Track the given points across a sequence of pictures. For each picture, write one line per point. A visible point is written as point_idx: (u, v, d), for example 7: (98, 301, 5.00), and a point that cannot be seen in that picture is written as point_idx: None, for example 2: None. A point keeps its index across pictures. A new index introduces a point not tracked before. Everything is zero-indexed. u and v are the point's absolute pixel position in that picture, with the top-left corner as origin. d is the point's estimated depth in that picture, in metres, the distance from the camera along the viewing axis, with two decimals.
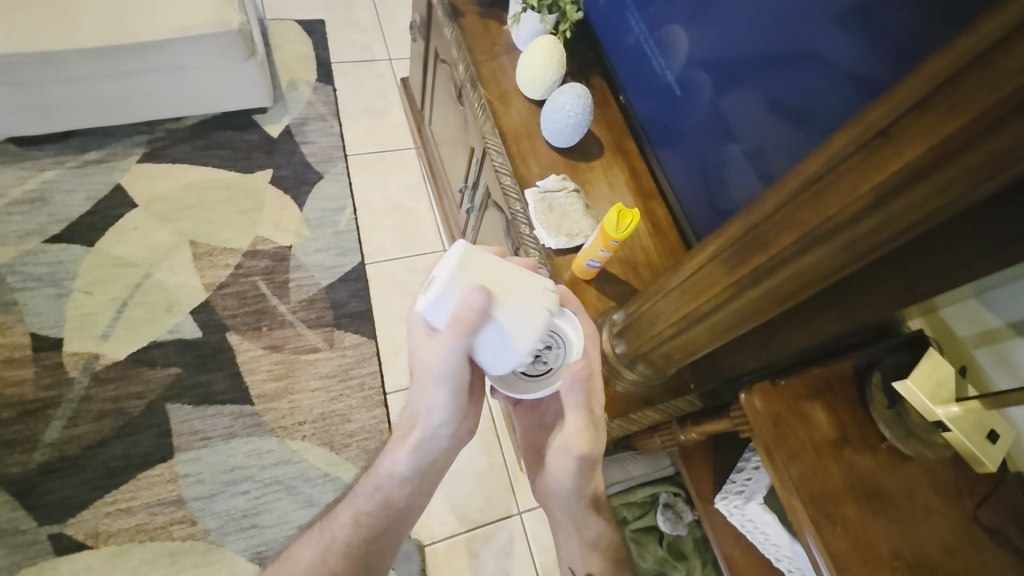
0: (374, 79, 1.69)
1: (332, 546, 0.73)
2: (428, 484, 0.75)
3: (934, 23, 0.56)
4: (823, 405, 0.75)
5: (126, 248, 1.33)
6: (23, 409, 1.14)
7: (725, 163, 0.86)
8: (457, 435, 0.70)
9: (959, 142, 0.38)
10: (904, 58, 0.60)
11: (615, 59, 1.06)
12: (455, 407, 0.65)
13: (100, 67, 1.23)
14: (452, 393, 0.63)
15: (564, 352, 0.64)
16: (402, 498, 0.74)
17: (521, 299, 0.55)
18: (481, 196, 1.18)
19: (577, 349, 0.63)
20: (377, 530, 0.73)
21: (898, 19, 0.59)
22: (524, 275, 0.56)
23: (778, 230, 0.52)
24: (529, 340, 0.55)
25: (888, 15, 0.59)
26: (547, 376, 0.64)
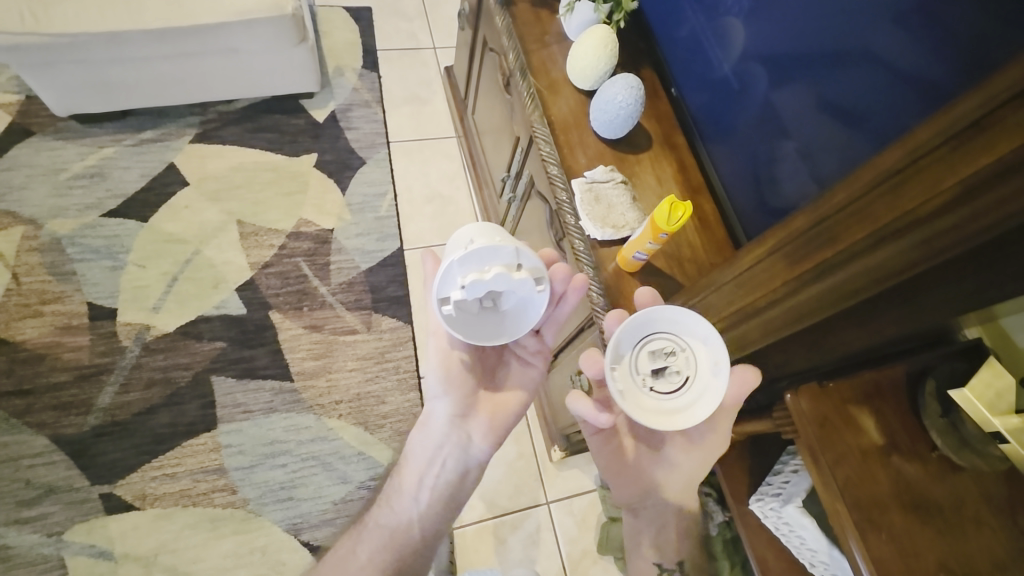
0: (418, 67, 1.71)
1: (385, 542, 0.79)
2: (442, 477, 0.80)
3: (1002, 24, 0.54)
4: (871, 411, 0.73)
5: (178, 224, 1.37)
6: (79, 373, 1.19)
7: (777, 160, 0.85)
8: (456, 419, 0.77)
9: None
10: (969, 61, 0.58)
11: (669, 51, 1.05)
12: (445, 374, 0.75)
13: (159, 47, 1.27)
14: (442, 359, 0.75)
15: (689, 354, 0.65)
16: (442, 485, 0.80)
17: (461, 242, 0.64)
18: (525, 185, 1.18)
19: (711, 357, 0.64)
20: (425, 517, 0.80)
21: (961, 17, 0.57)
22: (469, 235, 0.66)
23: (849, 224, 0.52)
24: (447, 270, 0.62)
25: (952, 16, 0.58)
26: (690, 386, 0.65)
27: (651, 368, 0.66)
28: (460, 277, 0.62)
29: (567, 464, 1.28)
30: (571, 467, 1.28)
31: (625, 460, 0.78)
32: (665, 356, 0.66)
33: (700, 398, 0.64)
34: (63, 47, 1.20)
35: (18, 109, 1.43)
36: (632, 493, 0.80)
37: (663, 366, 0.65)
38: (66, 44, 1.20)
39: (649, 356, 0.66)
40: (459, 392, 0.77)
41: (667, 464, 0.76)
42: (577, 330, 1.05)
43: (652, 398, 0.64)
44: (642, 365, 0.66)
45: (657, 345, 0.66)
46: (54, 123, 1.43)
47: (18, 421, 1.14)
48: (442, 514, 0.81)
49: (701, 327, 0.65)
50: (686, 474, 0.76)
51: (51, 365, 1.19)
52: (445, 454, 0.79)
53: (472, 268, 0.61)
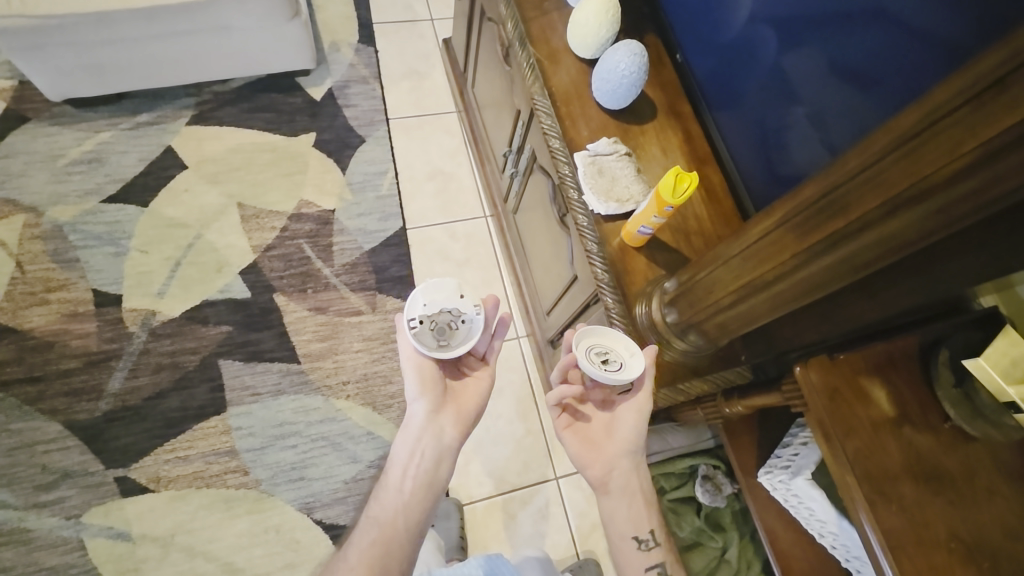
0: (416, 40, 1.66)
1: (372, 538, 0.75)
2: (423, 467, 0.80)
3: None
4: (883, 382, 0.72)
5: (178, 208, 1.36)
6: (88, 360, 1.20)
7: (787, 126, 0.82)
8: (431, 414, 0.80)
9: None
10: (989, 17, 0.55)
11: (674, 15, 1.01)
12: (418, 378, 0.79)
13: (148, 27, 1.24)
14: (417, 365, 0.80)
15: (616, 349, 0.78)
16: (424, 477, 0.79)
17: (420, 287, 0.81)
18: (526, 160, 1.15)
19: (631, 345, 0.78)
20: (410, 508, 0.78)
21: None
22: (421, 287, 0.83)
23: (861, 192, 0.50)
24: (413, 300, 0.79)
25: None
26: (630, 365, 0.76)
27: (599, 361, 0.76)
28: (422, 302, 0.78)
29: None
30: None
31: (582, 437, 0.80)
32: (603, 355, 0.77)
33: (636, 364, 0.76)
34: (52, 29, 1.17)
35: (12, 95, 1.41)
36: (595, 463, 0.79)
37: (606, 358, 0.77)
38: (54, 26, 1.17)
39: (593, 355, 0.77)
40: (434, 390, 0.80)
41: (620, 428, 0.79)
42: (582, 307, 1.04)
43: (615, 379, 0.73)
44: (592, 363, 0.76)
45: (594, 346, 0.78)
46: (49, 108, 1.41)
47: (31, 408, 1.15)
48: (426, 504, 0.79)
49: (613, 332, 0.79)
50: (639, 435, 0.78)
51: (60, 352, 1.20)
52: (424, 446, 0.79)
53: (434, 297, 0.79)
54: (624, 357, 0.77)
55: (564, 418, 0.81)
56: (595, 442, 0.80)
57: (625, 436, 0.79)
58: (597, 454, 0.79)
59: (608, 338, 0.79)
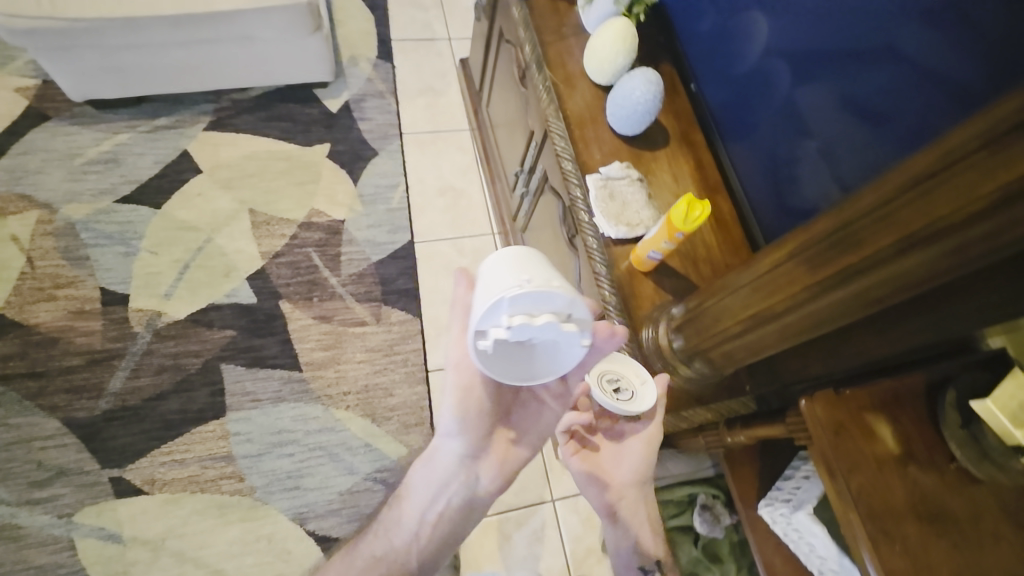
0: (433, 58, 1.70)
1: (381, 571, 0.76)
2: (445, 512, 0.76)
3: None
4: (889, 419, 0.72)
5: (190, 212, 1.38)
6: (91, 358, 1.20)
7: (799, 160, 0.83)
8: (465, 460, 0.71)
9: None
10: (998, 64, 0.57)
11: (690, 46, 1.04)
12: (458, 420, 0.68)
13: (174, 35, 1.26)
14: (461, 395, 0.66)
15: (627, 377, 0.78)
16: (444, 519, 0.77)
17: (511, 271, 0.49)
18: (538, 180, 1.17)
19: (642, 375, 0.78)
20: (426, 550, 0.77)
21: (993, 17, 0.56)
22: (513, 263, 0.50)
23: (876, 228, 0.50)
24: (490, 304, 0.48)
25: (983, 15, 0.57)
26: (638, 396, 0.76)
27: (609, 390, 0.77)
28: (503, 318, 0.48)
29: None
30: None
31: (591, 463, 0.81)
32: (616, 383, 0.78)
33: (648, 394, 0.76)
34: (80, 32, 1.20)
35: (35, 93, 1.44)
36: (603, 491, 0.80)
37: (616, 386, 0.77)
38: (83, 29, 1.20)
39: (604, 383, 0.77)
40: (473, 433, 0.69)
41: (627, 457, 0.79)
42: None
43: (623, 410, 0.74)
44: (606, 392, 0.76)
45: (606, 373, 0.79)
46: (70, 108, 1.44)
47: (31, 403, 1.15)
48: (441, 543, 0.78)
49: (625, 359, 0.80)
50: (646, 465, 0.79)
51: (64, 349, 1.20)
52: (450, 491, 0.75)
53: (524, 318, 0.48)
54: (635, 385, 0.77)
55: (572, 445, 0.82)
56: (603, 469, 0.80)
57: (632, 467, 0.79)
58: (604, 483, 0.80)
59: (621, 364, 0.80)
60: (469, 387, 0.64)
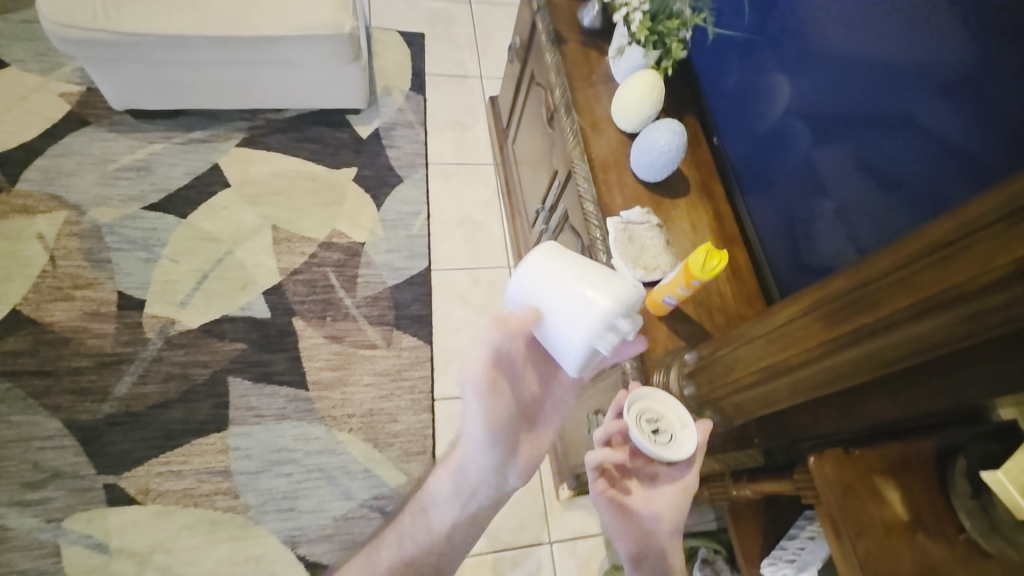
0: (464, 94, 1.75)
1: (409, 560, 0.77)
2: (476, 504, 0.75)
3: None
4: (898, 483, 0.71)
5: (214, 224, 1.40)
6: (100, 360, 1.20)
7: (814, 218, 0.85)
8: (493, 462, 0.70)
9: None
10: (1012, 142, 0.59)
11: (713, 102, 1.07)
12: (482, 429, 0.66)
13: (219, 54, 1.31)
14: (488, 402, 0.64)
15: (666, 417, 0.75)
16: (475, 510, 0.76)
17: (599, 284, 0.54)
18: (558, 218, 1.19)
19: (682, 415, 0.75)
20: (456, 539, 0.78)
21: (1008, 98, 0.59)
22: (590, 277, 0.54)
23: (893, 290, 0.51)
24: (601, 314, 0.53)
25: (997, 94, 0.60)
26: (678, 438, 0.73)
27: (649, 430, 0.73)
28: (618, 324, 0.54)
29: (574, 504, 1.25)
30: (578, 508, 1.25)
31: (618, 505, 0.75)
32: (654, 422, 0.74)
33: (688, 437, 0.74)
34: (129, 45, 1.25)
35: (78, 99, 1.49)
36: (630, 536, 0.74)
37: (657, 428, 0.74)
38: (133, 43, 1.25)
39: (642, 423, 0.74)
40: (501, 440, 0.67)
41: (659, 503, 0.74)
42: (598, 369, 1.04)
43: (666, 456, 0.71)
44: (645, 431, 0.73)
45: (644, 413, 0.75)
46: (109, 116, 1.49)
47: (35, 401, 1.15)
48: (473, 530, 0.78)
49: (663, 395, 0.77)
50: (678, 513, 0.74)
51: (74, 349, 1.20)
52: (478, 487, 0.73)
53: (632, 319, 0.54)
54: (675, 428, 0.74)
55: (602, 484, 0.75)
56: (632, 514, 0.74)
57: (663, 515, 0.74)
58: (632, 528, 0.74)
59: (657, 402, 0.76)
60: (490, 397, 0.63)
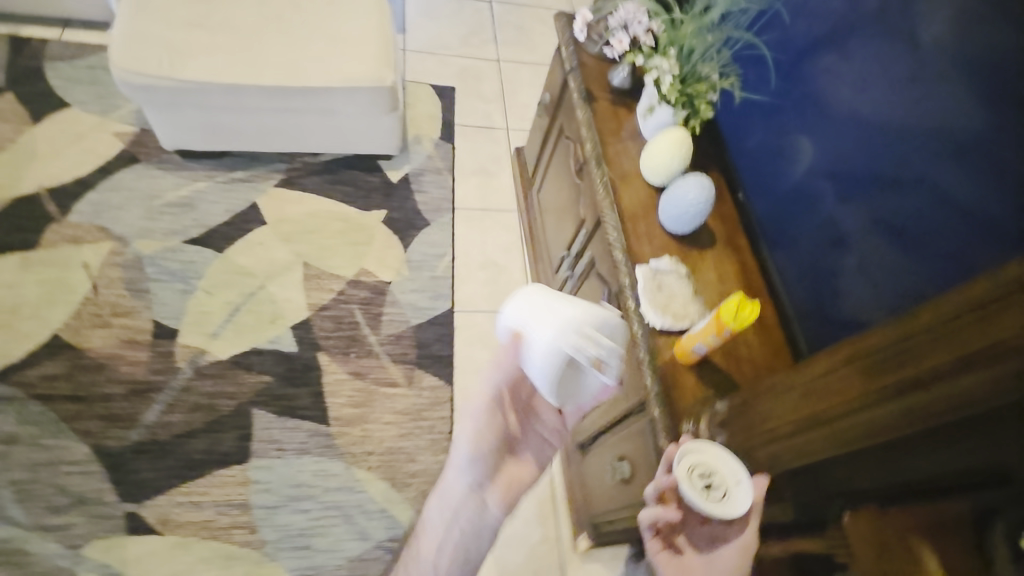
0: (490, 144, 1.83)
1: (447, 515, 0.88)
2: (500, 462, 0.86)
3: None
4: (935, 548, 0.66)
5: (249, 259, 1.46)
6: (131, 388, 1.23)
7: (841, 275, 0.87)
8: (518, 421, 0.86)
9: None
10: None
11: (738, 159, 1.12)
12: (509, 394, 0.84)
13: (268, 101, 1.40)
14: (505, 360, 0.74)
15: (720, 474, 0.76)
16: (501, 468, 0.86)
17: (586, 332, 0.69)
18: (584, 265, 1.22)
19: (737, 472, 0.76)
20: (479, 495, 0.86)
21: None
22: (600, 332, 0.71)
23: (935, 345, 0.52)
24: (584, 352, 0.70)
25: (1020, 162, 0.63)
26: (731, 496, 0.74)
27: (701, 486, 0.75)
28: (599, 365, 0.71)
29: (591, 556, 1.22)
30: (595, 560, 1.22)
31: (676, 562, 0.77)
32: (707, 478, 0.75)
33: (742, 497, 0.74)
34: (187, 91, 1.34)
35: (131, 138, 1.58)
36: None
37: (710, 483, 0.75)
38: (191, 89, 1.34)
39: (694, 478, 0.75)
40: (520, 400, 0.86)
41: (719, 563, 0.75)
42: (622, 416, 1.04)
43: (716, 513, 0.73)
44: (695, 488, 0.75)
45: (696, 467, 0.76)
46: (159, 154, 1.57)
47: (66, 425, 1.17)
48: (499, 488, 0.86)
49: (718, 451, 0.78)
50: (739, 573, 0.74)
51: (108, 376, 1.24)
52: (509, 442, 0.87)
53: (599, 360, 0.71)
54: (727, 484, 0.75)
55: (658, 540, 0.78)
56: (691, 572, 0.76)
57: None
58: None
59: (709, 455, 0.77)
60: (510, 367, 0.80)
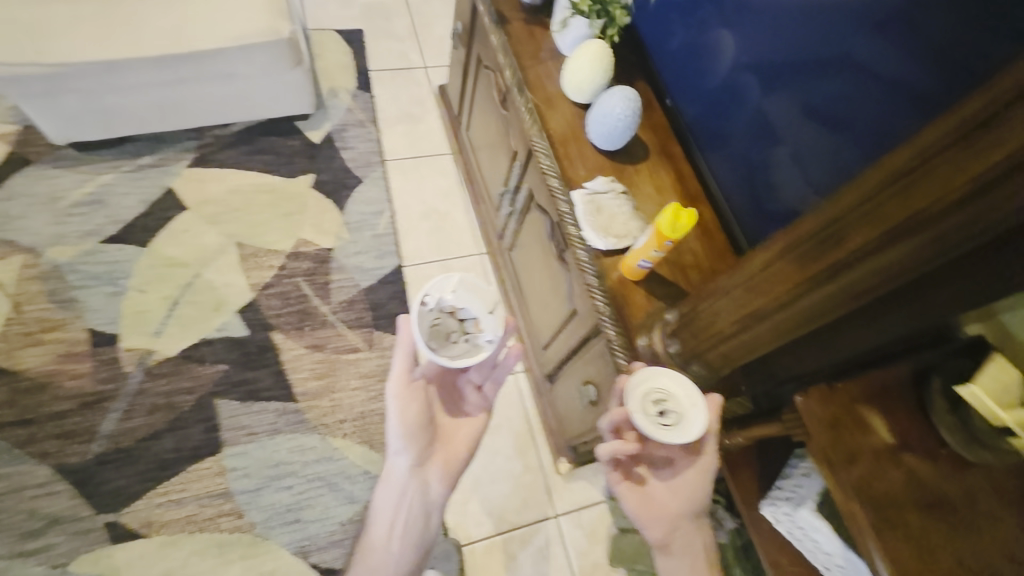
0: (411, 86, 1.73)
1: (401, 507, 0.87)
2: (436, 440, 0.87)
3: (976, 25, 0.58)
4: (881, 410, 0.71)
5: (178, 248, 1.38)
6: (81, 401, 1.18)
7: (773, 166, 0.86)
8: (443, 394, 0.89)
9: None
10: (952, 67, 0.61)
11: (661, 63, 1.08)
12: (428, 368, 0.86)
13: (158, 74, 1.28)
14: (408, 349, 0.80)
15: (673, 398, 0.78)
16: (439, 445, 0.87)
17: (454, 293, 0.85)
18: (523, 198, 1.19)
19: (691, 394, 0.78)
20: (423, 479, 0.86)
21: (938, 25, 0.61)
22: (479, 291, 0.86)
23: (860, 223, 0.53)
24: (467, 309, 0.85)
25: (929, 21, 0.61)
26: (687, 418, 0.77)
27: (655, 412, 0.77)
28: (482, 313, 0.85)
29: (574, 476, 1.28)
30: (579, 478, 1.28)
31: (640, 491, 0.81)
32: (660, 405, 0.77)
33: (696, 417, 0.76)
34: (61, 76, 1.21)
35: (16, 139, 1.44)
36: (657, 523, 0.80)
37: (663, 409, 0.77)
38: (65, 73, 1.20)
39: (648, 406, 0.77)
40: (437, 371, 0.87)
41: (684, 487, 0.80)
42: (582, 342, 1.05)
43: (675, 437, 0.75)
44: (648, 415, 0.76)
45: (649, 393, 0.78)
46: (52, 152, 1.44)
47: (20, 451, 1.13)
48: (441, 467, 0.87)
49: (669, 376, 0.79)
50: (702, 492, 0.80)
51: (53, 394, 1.18)
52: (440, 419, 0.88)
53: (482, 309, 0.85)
54: (682, 408, 0.78)
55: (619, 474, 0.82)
56: (655, 498, 0.81)
57: (688, 496, 0.80)
58: (659, 511, 0.81)
59: (659, 379, 0.79)
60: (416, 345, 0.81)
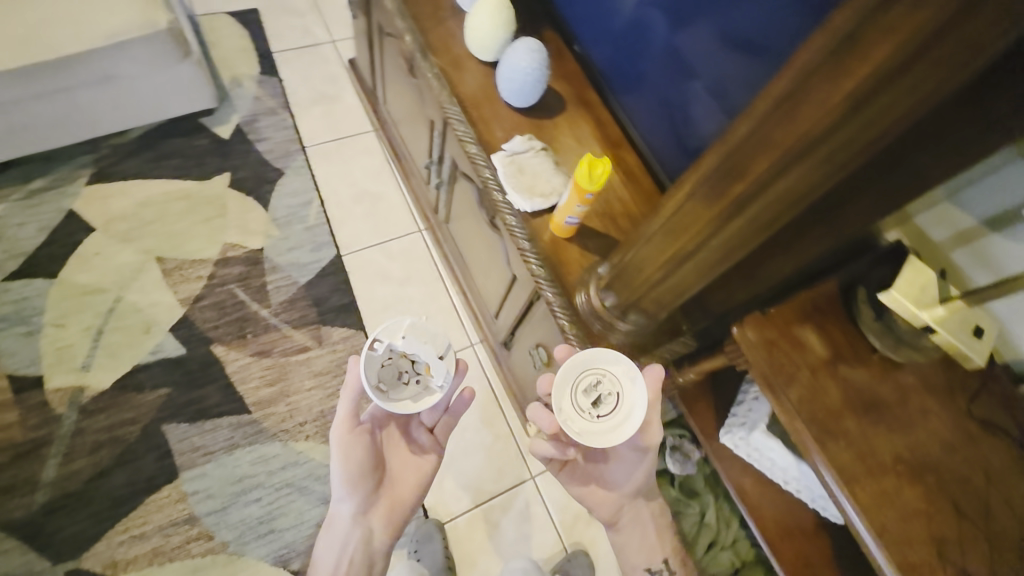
0: (320, 64, 1.63)
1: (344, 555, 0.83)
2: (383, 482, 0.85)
3: None
4: (814, 326, 0.74)
5: (92, 274, 1.28)
6: (14, 452, 1.11)
7: (689, 101, 0.85)
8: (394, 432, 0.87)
9: (931, 35, 0.36)
10: None
11: (566, 8, 1.04)
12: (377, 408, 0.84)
13: (26, 88, 1.15)
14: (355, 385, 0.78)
15: (607, 380, 0.78)
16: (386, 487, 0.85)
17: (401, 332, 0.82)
18: (448, 169, 1.15)
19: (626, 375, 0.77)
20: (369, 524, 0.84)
21: None
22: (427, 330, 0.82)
23: (753, 154, 0.50)
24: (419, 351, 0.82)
25: None
26: (621, 405, 0.77)
27: (589, 402, 0.78)
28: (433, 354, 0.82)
29: None
30: None
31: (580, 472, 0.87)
32: (594, 390, 0.78)
33: (633, 397, 0.77)
34: None
35: None
36: (603, 502, 0.87)
37: (597, 396, 0.78)
38: None
39: (583, 395, 0.78)
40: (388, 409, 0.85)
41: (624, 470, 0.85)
42: (527, 307, 1.04)
43: (612, 424, 0.76)
44: (584, 406, 0.77)
45: (582, 381, 0.78)
46: None
47: None
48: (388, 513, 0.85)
49: (603, 357, 0.78)
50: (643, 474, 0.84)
51: None
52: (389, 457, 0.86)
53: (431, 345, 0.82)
54: (617, 390, 0.78)
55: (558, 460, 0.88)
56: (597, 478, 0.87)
57: (628, 477, 0.85)
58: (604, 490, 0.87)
59: (598, 360, 0.79)
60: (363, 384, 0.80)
